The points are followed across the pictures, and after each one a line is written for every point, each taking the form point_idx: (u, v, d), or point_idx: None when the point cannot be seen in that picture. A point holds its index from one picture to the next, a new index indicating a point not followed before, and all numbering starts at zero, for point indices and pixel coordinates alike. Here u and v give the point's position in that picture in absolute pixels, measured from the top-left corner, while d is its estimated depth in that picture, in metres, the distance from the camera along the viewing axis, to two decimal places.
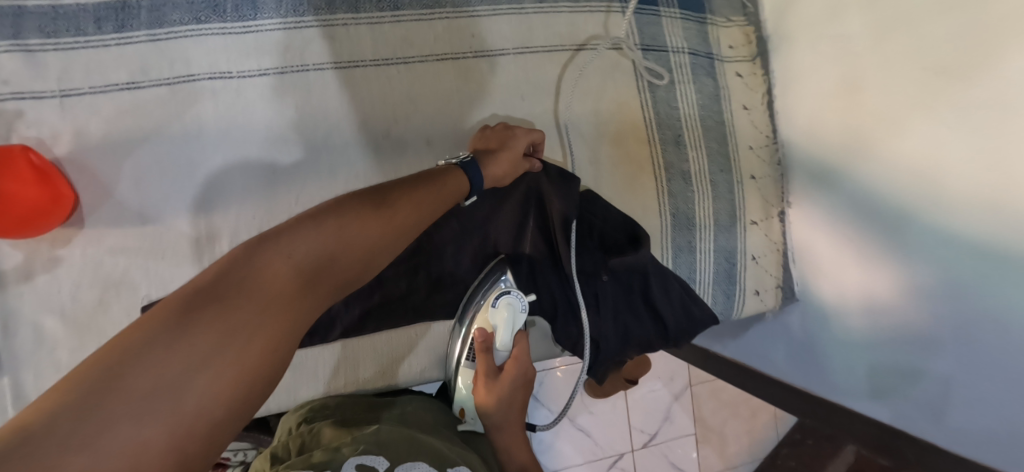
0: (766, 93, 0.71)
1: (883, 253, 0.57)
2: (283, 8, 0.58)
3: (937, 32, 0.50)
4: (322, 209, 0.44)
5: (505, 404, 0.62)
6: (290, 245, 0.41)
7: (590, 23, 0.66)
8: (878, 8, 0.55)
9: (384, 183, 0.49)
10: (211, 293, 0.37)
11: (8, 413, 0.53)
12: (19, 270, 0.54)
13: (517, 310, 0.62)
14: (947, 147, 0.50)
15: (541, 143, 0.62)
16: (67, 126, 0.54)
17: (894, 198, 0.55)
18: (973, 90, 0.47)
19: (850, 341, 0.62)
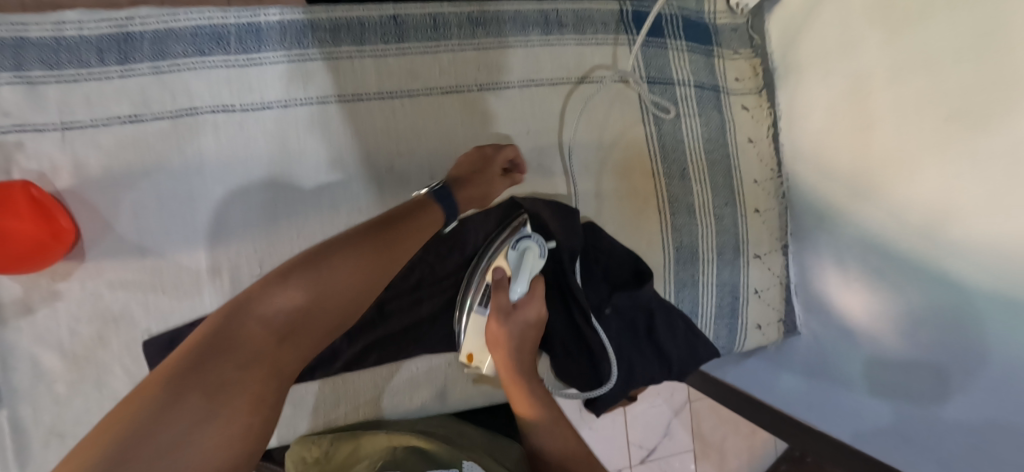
0: (772, 126, 0.70)
1: (890, 295, 0.57)
2: (287, 41, 0.57)
3: (954, 78, 0.49)
4: (310, 255, 0.45)
5: (520, 354, 0.57)
6: (287, 294, 0.42)
7: (596, 55, 0.65)
8: (895, 48, 0.54)
9: (371, 220, 0.49)
10: (209, 350, 0.39)
11: (7, 447, 0.53)
12: (19, 304, 0.53)
13: (536, 256, 0.58)
14: (960, 195, 0.50)
15: (519, 159, 0.61)
16: (69, 159, 0.54)
17: (904, 242, 0.55)
18: (994, 139, 0.46)
19: (855, 381, 0.62)
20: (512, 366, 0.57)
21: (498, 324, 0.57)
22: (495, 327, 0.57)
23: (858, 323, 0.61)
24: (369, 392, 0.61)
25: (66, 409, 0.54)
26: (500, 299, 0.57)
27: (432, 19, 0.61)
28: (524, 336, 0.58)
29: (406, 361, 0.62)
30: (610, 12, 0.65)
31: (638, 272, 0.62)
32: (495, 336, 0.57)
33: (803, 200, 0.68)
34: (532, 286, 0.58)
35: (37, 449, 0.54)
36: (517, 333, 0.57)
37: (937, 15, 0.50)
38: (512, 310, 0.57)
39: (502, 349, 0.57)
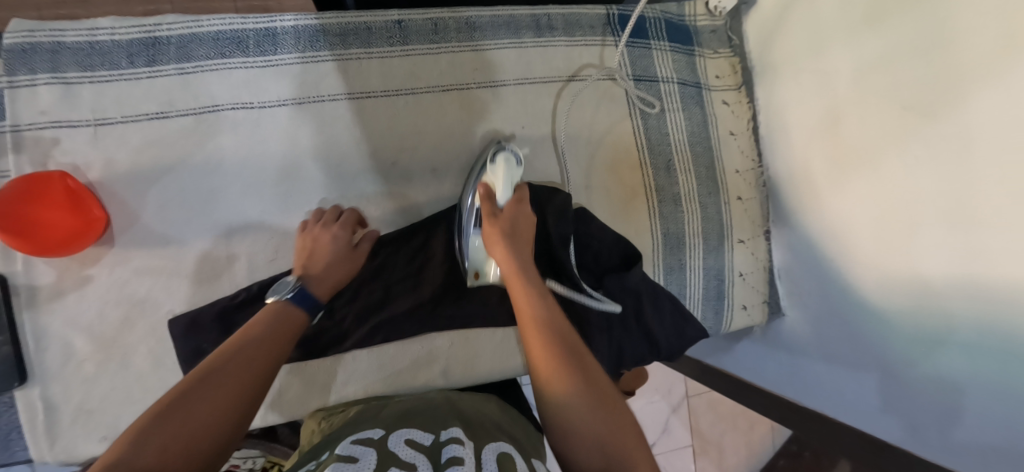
0: (750, 120, 0.75)
1: (862, 276, 0.61)
2: (301, 44, 0.62)
3: (906, 74, 0.54)
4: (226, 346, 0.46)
5: (517, 256, 0.57)
6: (217, 384, 0.42)
7: (585, 55, 0.70)
8: (856, 46, 0.59)
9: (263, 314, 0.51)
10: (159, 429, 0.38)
11: (38, 422, 0.57)
12: (51, 287, 0.57)
13: (512, 164, 0.64)
14: (919, 178, 0.54)
15: (351, 217, 0.61)
16: (99, 153, 0.58)
17: (873, 225, 0.59)
18: (939, 125, 0.51)
19: (834, 358, 0.65)
20: (512, 274, 0.55)
21: (491, 225, 0.60)
22: (490, 228, 0.59)
23: (835, 305, 0.65)
24: (371, 372, 0.64)
25: (93, 387, 0.58)
26: (488, 205, 0.61)
27: (433, 23, 0.65)
28: (519, 244, 0.59)
29: (406, 344, 0.64)
30: (598, 15, 0.70)
31: (626, 258, 0.67)
32: (490, 232, 0.59)
33: (782, 191, 0.72)
34: (517, 191, 0.63)
35: (65, 424, 0.57)
36: (512, 248, 0.58)
37: (890, 19, 0.55)
38: (501, 212, 0.61)
39: (499, 255, 0.57)
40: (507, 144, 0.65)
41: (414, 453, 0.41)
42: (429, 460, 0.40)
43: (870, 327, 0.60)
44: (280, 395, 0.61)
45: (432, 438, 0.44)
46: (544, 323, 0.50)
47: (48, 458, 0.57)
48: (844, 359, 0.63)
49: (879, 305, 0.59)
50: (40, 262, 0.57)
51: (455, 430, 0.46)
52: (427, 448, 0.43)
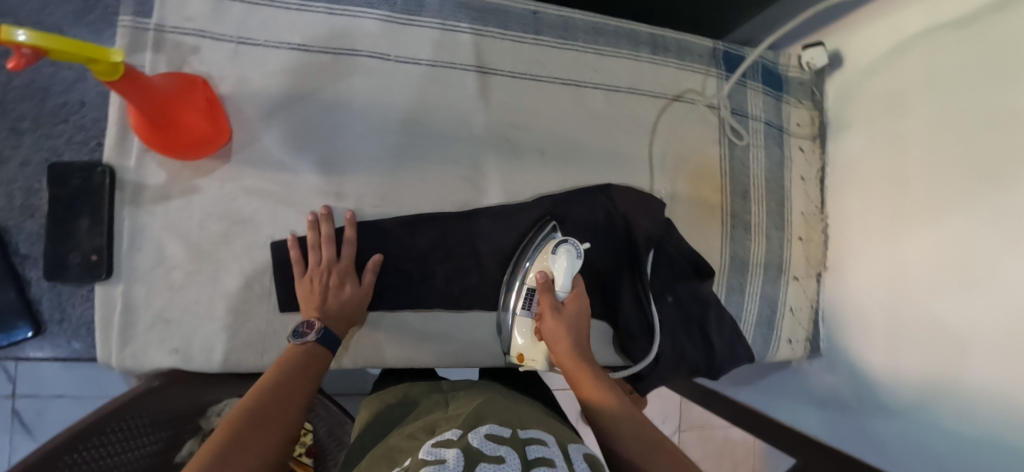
0: (820, 168, 0.81)
1: (914, 323, 0.65)
2: (444, 12, 0.65)
3: (980, 144, 0.58)
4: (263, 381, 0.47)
5: (581, 353, 0.54)
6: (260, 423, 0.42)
7: (689, 79, 0.75)
8: (936, 114, 0.63)
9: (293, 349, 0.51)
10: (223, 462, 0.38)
11: (115, 320, 0.55)
12: (159, 190, 0.56)
13: (573, 256, 0.61)
14: (980, 241, 0.57)
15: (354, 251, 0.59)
16: (236, 70, 0.59)
17: (930, 278, 0.63)
18: (1011, 197, 0.54)
19: (876, 398, 0.69)
20: (580, 367, 0.53)
21: (556, 320, 0.56)
22: (551, 327, 0.56)
23: (878, 348, 0.70)
24: (434, 341, 0.64)
25: (178, 296, 0.57)
26: (547, 298, 0.58)
27: (564, 20, 0.70)
28: (578, 320, 0.58)
29: (469, 320, 0.66)
30: (705, 48, 0.76)
31: (699, 269, 0.70)
32: (554, 332, 0.56)
33: (836, 236, 0.78)
34: (571, 293, 0.60)
35: (141, 328, 0.56)
36: (575, 318, 0.57)
37: (972, 95, 0.59)
38: (564, 307, 0.58)
39: (561, 327, 0.56)
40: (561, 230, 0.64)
41: (497, 448, 0.43)
42: (517, 455, 0.42)
43: (911, 374, 0.64)
44: (342, 359, 0.62)
45: (512, 434, 0.46)
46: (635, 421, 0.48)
47: (115, 361, 0.56)
48: (887, 401, 0.68)
49: (924, 354, 0.63)
50: (153, 162, 0.56)
51: (531, 431, 0.48)
52: (510, 443, 0.45)
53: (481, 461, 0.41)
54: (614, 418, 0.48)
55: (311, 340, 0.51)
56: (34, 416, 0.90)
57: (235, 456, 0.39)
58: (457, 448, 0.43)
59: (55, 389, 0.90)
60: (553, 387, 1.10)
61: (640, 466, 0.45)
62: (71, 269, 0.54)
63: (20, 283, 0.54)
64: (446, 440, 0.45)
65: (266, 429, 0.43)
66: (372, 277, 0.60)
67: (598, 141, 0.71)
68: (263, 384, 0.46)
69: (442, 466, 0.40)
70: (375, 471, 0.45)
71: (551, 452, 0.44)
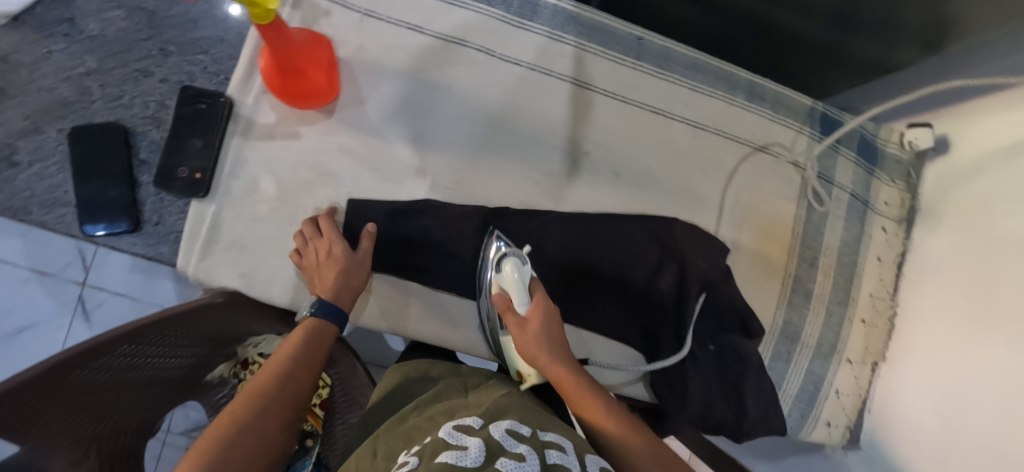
0: (900, 253, 0.77)
1: (972, 436, 0.60)
2: (554, 22, 0.68)
3: None
4: (284, 360, 0.52)
5: (567, 361, 0.52)
6: (273, 402, 0.48)
7: (780, 133, 0.74)
8: None
9: (310, 332, 0.55)
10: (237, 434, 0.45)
11: (199, 236, 0.61)
12: (266, 129, 0.62)
13: (520, 264, 0.58)
14: None
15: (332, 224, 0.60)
16: (356, 37, 0.64)
17: (1002, 392, 0.57)
18: None
19: None
20: (567, 379, 0.51)
21: (526, 331, 0.54)
22: (524, 338, 0.53)
23: (927, 453, 0.65)
24: (454, 319, 0.65)
25: (256, 226, 0.62)
26: (508, 317, 0.55)
27: (666, 51, 0.71)
28: (557, 322, 0.56)
29: None
30: (803, 105, 0.75)
31: (746, 328, 0.69)
32: (527, 343, 0.53)
33: (904, 327, 0.74)
34: (534, 297, 0.56)
35: (218, 248, 0.61)
36: (547, 320, 0.55)
37: None
38: (528, 321, 0.54)
39: (535, 335, 0.53)
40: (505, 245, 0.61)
41: (519, 445, 0.44)
42: (537, 455, 0.43)
43: None
44: (362, 313, 0.63)
45: (531, 433, 0.47)
46: (621, 417, 0.48)
47: (189, 272, 0.61)
48: None
49: None
50: (267, 105, 0.62)
51: (551, 434, 0.48)
52: (530, 443, 0.45)
53: (502, 456, 0.42)
54: (597, 411, 0.49)
55: (310, 315, 0.56)
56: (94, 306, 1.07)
57: (252, 431, 0.46)
58: (479, 438, 0.45)
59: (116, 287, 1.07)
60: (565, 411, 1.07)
61: (621, 451, 0.46)
62: (176, 181, 0.60)
63: (132, 183, 0.61)
64: (468, 427, 0.47)
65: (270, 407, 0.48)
66: (364, 244, 0.60)
67: (674, 174, 0.71)
68: (273, 365, 0.51)
69: (462, 453, 0.42)
70: (391, 449, 0.48)
71: (569, 460, 0.44)
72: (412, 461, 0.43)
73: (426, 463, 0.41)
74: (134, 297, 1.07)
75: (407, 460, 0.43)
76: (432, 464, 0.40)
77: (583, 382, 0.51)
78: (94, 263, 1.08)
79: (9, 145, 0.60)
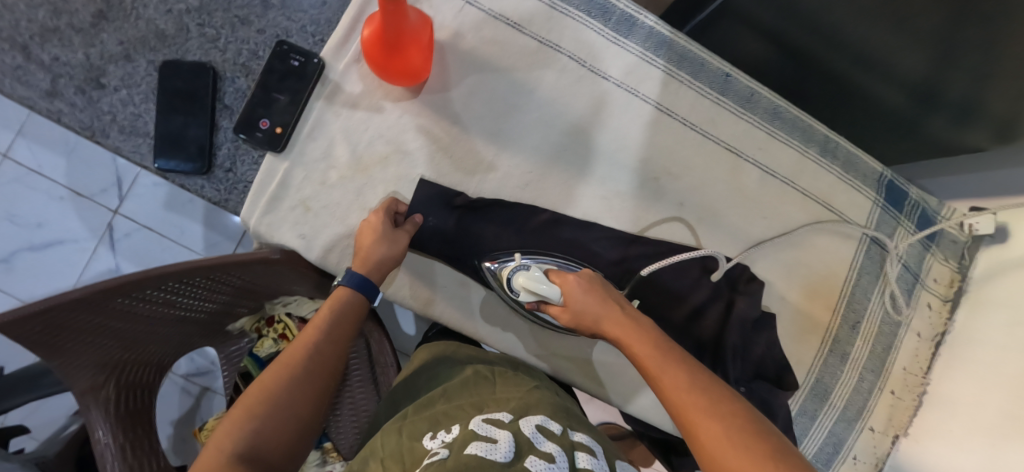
0: (939, 332, 0.77)
1: None
2: (647, 43, 0.68)
3: None
4: (310, 331, 0.52)
5: (609, 298, 0.56)
6: (300, 372, 0.49)
7: (846, 194, 0.74)
8: None
9: (331, 306, 0.54)
10: (267, 400, 0.47)
11: (268, 191, 0.61)
12: (352, 97, 0.62)
13: (537, 273, 0.58)
14: None
15: (387, 210, 0.60)
16: (455, 25, 0.65)
17: None
18: None
19: None
20: (613, 311, 0.54)
21: (565, 313, 0.57)
22: (570, 318, 0.56)
23: None
24: (474, 312, 0.66)
25: (326, 191, 0.62)
26: (552, 308, 0.58)
27: (751, 92, 0.71)
28: (605, 299, 0.55)
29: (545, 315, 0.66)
30: (873, 170, 0.75)
31: (779, 379, 0.70)
32: (576, 319, 0.56)
33: (935, 406, 0.73)
34: (564, 285, 0.57)
35: (287, 206, 0.61)
36: (585, 284, 0.57)
37: None
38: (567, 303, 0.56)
39: (574, 291, 0.56)
40: (520, 255, 0.61)
41: (549, 445, 0.41)
42: (566, 457, 0.39)
43: None
44: (398, 289, 0.64)
45: (562, 433, 0.43)
46: (669, 358, 0.49)
47: (252, 224, 0.61)
48: None
49: None
50: (356, 73, 0.62)
51: (581, 435, 0.45)
52: (560, 442, 0.42)
53: (531, 454, 0.39)
54: (663, 374, 0.48)
55: (340, 283, 0.56)
56: (122, 235, 1.08)
57: (281, 398, 0.47)
58: (508, 432, 0.41)
59: (146, 220, 1.08)
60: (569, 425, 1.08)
61: (700, 418, 0.44)
62: (256, 132, 0.61)
63: (212, 126, 0.62)
64: (498, 420, 0.44)
65: (292, 391, 0.48)
66: (403, 235, 0.58)
67: (736, 215, 0.71)
68: (296, 347, 0.51)
69: (492, 446, 0.39)
70: (417, 429, 0.46)
71: (600, 466, 0.41)
72: (441, 450, 0.40)
73: (455, 455, 0.38)
74: (162, 234, 1.08)
75: (436, 451, 0.40)
76: (462, 455, 0.37)
77: (651, 348, 0.50)
78: (128, 194, 1.08)
79: (100, 68, 0.61)
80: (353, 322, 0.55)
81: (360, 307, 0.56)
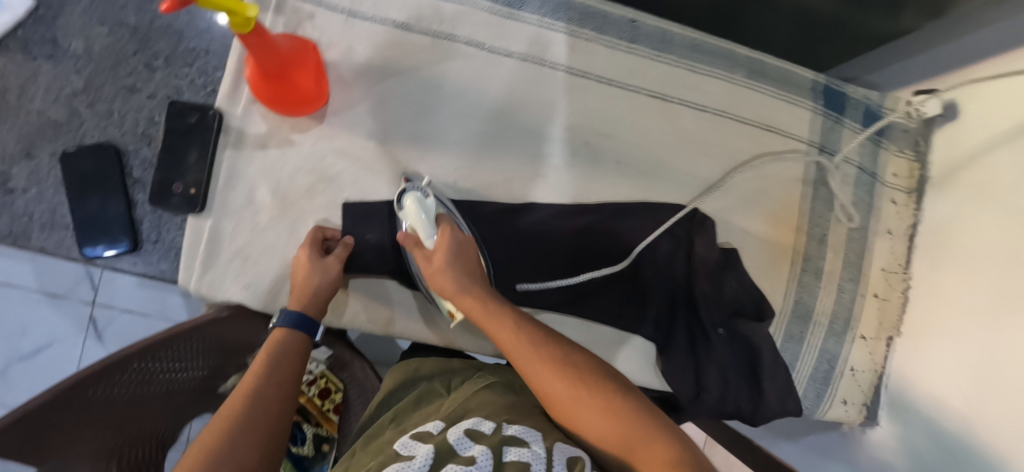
0: (911, 225, 0.74)
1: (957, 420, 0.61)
2: (543, 10, 0.67)
3: None
4: (251, 380, 0.49)
5: (481, 286, 0.54)
6: (242, 419, 0.46)
7: (784, 110, 0.73)
8: None
9: (269, 350, 0.52)
10: (207, 454, 0.42)
11: (200, 251, 0.60)
12: (258, 138, 0.61)
13: (421, 200, 0.58)
14: None
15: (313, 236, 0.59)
16: (344, 40, 0.63)
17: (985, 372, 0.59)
18: None
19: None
20: (481, 298, 0.52)
21: (428, 268, 0.55)
22: (430, 273, 0.54)
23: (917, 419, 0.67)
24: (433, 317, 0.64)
25: (257, 238, 0.61)
26: (419, 252, 0.56)
27: (663, 32, 0.69)
28: (470, 268, 0.55)
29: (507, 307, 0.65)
30: (806, 80, 0.73)
31: (759, 311, 0.68)
32: (434, 274, 0.54)
33: (919, 296, 0.71)
34: (441, 233, 0.57)
35: (221, 262, 0.61)
36: (456, 252, 0.55)
37: None
38: (434, 253, 0.55)
39: (442, 264, 0.54)
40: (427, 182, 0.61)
41: (470, 447, 0.41)
42: (488, 456, 0.40)
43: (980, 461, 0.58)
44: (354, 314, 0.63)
45: (491, 431, 0.43)
46: (544, 345, 0.49)
47: (192, 288, 0.61)
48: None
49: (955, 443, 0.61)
50: (257, 114, 0.61)
51: (515, 427, 0.44)
52: (486, 441, 0.42)
53: (449, 463, 0.40)
54: (527, 357, 0.48)
55: (276, 325, 0.54)
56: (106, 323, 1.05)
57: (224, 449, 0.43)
58: (430, 445, 0.42)
59: (126, 304, 1.06)
60: None
61: (552, 380, 0.47)
62: (172, 197, 0.60)
63: (129, 201, 0.61)
64: (426, 435, 0.45)
65: (239, 439, 0.44)
66: (334, 261, 0.58)
67: (676, 157, 0.70)
68: (236, 398, 0.47)
69: (407, 464, 0.40)
70: (359, 460, 0.46)
71: (530, 456, 0.40)
72: None
73: None
74: (146, 314, 1.04)
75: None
76: None
77: (505, 319, 0.51)
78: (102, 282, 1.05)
79: (4, 171, 0.60)
80: (296, 361, 0.53)
81: (299, 348, 0.54)
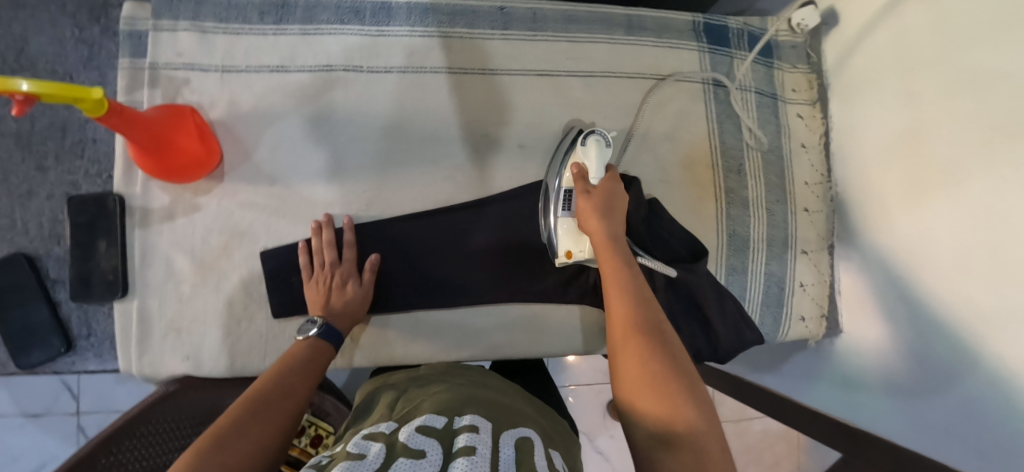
0: (823, 134, 0.76)
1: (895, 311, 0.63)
2: (412, 19, 0.68)
3: (967, 127, 0.54)
4: (282, 371, 0.49)
5: (615, 233, 0.55)
6: (273, 404, 0.45)
7: (670, 57, 0.74)
8: (924, 77, 0.59)
9: (303, 353, 0.53)
10: (239, 425, 0.41)
11: (133, 333, 0.61)
12: (163, 211, 0.62)
13: (603, 145, 0.63)
14: (962, 224, 0.55)
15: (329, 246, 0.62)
16: (224, 96, 0.64)
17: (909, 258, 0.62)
18: (997, 182, 0.52)
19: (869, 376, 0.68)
20: (609, 244, 0.54)
21: (585, 200, 0.58)
22: (584, 205, 0.58)
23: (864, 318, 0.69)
24: (386, 338, 0.66)
25: (186, 306, 0.62)
26: (580, 184, 0.59)
27: (534, 12, 0.71)
28: (616, 220, 0.57)
29: (450, 310, 0.67)
30: (684, 22, 0.74)
31: (694, 253, 0.67)
32: (587, 207, 0.57)
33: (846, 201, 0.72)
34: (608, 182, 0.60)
35: (156, 339, 0.61)
36: (608, 200, 0.58)
37: (981, 44, 0.53)
38: (595, 189, 0.59)
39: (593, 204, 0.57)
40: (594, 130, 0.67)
41: (424, 441, 0.38)
42: (439, 451, 0.37)
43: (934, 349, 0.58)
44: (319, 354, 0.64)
45: (444, 425, 0.40)
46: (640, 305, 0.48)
47: (135, 370, 0.61)
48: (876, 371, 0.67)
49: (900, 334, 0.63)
50: (156, 187, 0.62)
51: (467, 418, 0.42)
52: (438, 437, 0.39)
53: (399, 458, 0.35)
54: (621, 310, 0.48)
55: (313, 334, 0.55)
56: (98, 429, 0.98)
57: (252, 424, 0.42)
58: (382, 443, 0.38)
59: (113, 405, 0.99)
60: (569, 382, 1.03)
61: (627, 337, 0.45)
62: (92, 288, 0.60)
63: (52, 303, 0.61)
64: (378, 434, 0.40)
65: (266, 420, 0.43)
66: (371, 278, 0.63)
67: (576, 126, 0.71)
68: (264, 382, 0.47)
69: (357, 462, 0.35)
70: None
71: (479, 439, 0.38)
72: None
73: None
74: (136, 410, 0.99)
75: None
76: None
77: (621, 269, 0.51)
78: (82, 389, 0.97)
79: None
80: (320, 367, 0.53)
81: (325, 358, 0.54)
